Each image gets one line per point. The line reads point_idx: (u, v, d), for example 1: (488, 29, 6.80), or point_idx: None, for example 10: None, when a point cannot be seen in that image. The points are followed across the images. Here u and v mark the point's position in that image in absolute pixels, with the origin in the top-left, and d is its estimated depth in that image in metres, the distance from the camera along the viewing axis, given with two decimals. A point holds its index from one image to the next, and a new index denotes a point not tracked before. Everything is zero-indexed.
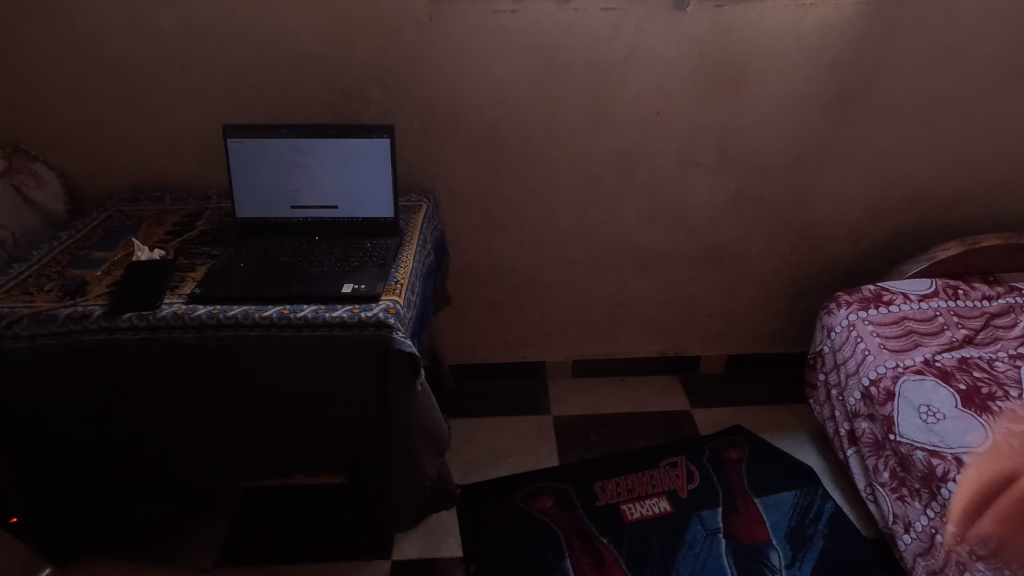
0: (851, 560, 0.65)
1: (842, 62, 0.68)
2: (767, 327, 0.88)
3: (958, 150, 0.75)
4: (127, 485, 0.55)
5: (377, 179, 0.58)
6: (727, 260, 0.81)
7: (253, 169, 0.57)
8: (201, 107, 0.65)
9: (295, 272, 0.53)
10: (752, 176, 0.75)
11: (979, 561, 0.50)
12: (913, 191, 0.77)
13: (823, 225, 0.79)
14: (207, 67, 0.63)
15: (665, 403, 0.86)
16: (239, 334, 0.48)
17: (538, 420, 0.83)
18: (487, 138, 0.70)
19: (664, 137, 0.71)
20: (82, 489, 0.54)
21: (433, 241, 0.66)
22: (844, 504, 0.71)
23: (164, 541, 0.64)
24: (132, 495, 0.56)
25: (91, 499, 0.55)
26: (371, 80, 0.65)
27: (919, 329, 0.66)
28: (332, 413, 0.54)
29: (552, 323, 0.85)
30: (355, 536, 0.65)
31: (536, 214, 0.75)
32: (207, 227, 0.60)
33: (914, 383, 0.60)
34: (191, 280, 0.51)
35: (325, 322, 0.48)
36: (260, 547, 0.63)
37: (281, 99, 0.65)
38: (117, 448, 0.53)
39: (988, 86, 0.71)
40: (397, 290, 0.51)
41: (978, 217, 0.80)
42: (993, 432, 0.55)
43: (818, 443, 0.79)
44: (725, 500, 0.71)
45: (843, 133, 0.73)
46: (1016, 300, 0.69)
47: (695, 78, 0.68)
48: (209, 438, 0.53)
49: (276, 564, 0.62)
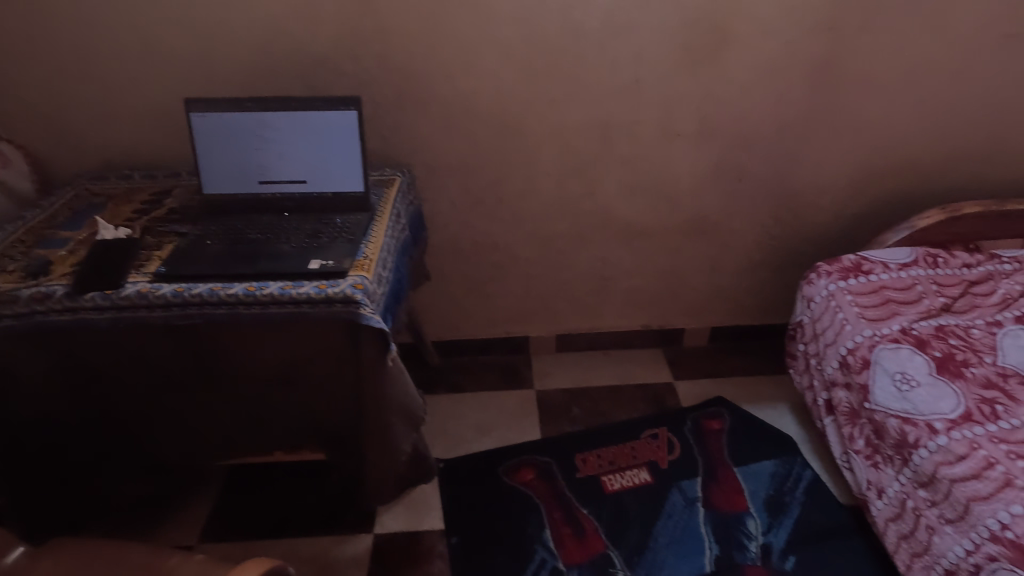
0: (830, 528, 0.64)
1: (825, 26, 0.66)
2: (752, 299, 0.87)
3: (946, 115, 0.73)
4: (104, 462, 0.57)
5: (346, 151, 0.57)
6: (709, 232, 0.80)
7: (221, 144, 0.56)
8: (170, 84, 0.65)
9: (264, 248, 0.52)
10: (734, 145, 0.73)
11: (947, 525, 0.50)
12: (899, 159, 0.76)
13: (807, 195, 0.78)
14: (177, 42, 0.62)
15: (651, 377, 0.85)
16: (205, 312, 0.47)
17: (522, 393, 0.83)
18: (461, 110, 0.69)
19: (642, 107, 0.70)
20: (61, 466, 0.56)
21: (407, 216, 0.65)
22: (823, 471, 0.71)
23: (147, 514, 0.66)
24: (111, 471, 0.57)
25: (71, 474, 0.57)
26: (341, 52, 0.64)
27: (898, 298, 0.64)
28: (306, 389, 0.53)
29: (537, 297, 0.85)
30: (339, 511, 0.67)
31: (514, 186, 0.75)
32: (176, 205, 0.60)
33: (890, 352, 0.59)
34: (157, 258, 0.51)
35: (291, 298, 0.47)
36: (245, 522, 0.65)
37: (248, 73, 0.65)
38: (93, 425, 0.54)
39: (979, 46, 0.69)
40: (366, 266, 0.50)
41: (963, 185, 0.78)
42: (965, 398, 0.54)
43: (798, 413, 0.79)
44: (705, 470, 0.71)
45: (827, 100, 0.71)
46: (995, 268, 0.66)
47: (673, 46, 0.66)
48: (183, 415, 0.54)
49: (261, 538, 0.64)
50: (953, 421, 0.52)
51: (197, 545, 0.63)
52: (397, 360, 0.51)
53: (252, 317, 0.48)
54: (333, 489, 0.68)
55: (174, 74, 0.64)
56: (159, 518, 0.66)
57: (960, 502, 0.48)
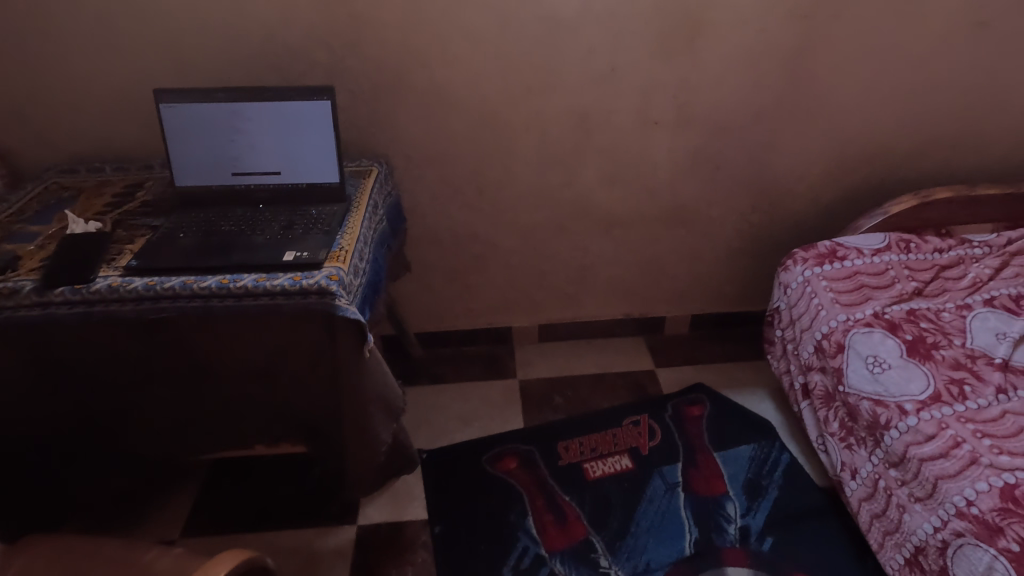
0: (806, 509, 0.66)
1: (799, 13, 0.67)
2: (731, 286, 0.88)
3: (920, 100, 0.74)
4: (82, 458, 0.56)
5: (321, 142, 0.56)
6: (689, 220, 0.81)
7: (191, 136, 0.55)
8: (139, 74, 0.63)
9: (237, 241, 0.51)
10: (711, 133, 0.74)
11: (917, 503, 0.51)
12: (873, 146, 0.77)
13: (785, 182, 0.78)
14: (145, 31, 0.61)
15: (632, 364, 0.86)
16: (178, 306, 0.47)
17: (504, 383, 0.83)
18: (438, 100, 0.68)
19: (619, 95, 0.70)
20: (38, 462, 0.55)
21: (385, 206, 0.65)
22: (799, 454, 0.72)
23: (128, 509, 0.66)
24: (88, 467, 0.57)
25: (48, 471, 0.56)
26: (315, 41, 0.63)
27: (871, 283, 0.65)
28: (284, 382, 0.53)
29: (519, 287, 0.85)
30: (322, 503, 0.67)
31: (493, 177, 0.74)
32: (148, 197, 0.59)
33: (863, 336, 0.60)
34: (129, 253, 0.50)
35: (266, 291, 0.46)
36: (228, 517, 0.65)
37: (220, 64, 0.64)
38: (68, 421, 0.53)
39: (950, 33, 0.69)
40: (341, 257, 0.49)
41: (937, 170, 0.79)
42: (935, 379, 0.55)
43: (777, 397, 0.80)
44: (685, 455, 0.72)
45: (802, 87, 0.71)
46: (966, 251, 0.67)
47: (648, 34, 0.66)
48: (161, 409, 0.54)
49: (244, 533, 0.64)
50: (922, 402, 0.53)
51: (179, 539, 0.63)
52: (375, 351, 0.51)
53: (226, 310, 0.47)
54: (316, 482, 0.68)
55: (143, 64, 0.63)
56: (140, 513, 0.65)
57: (928, 481, 0.50)
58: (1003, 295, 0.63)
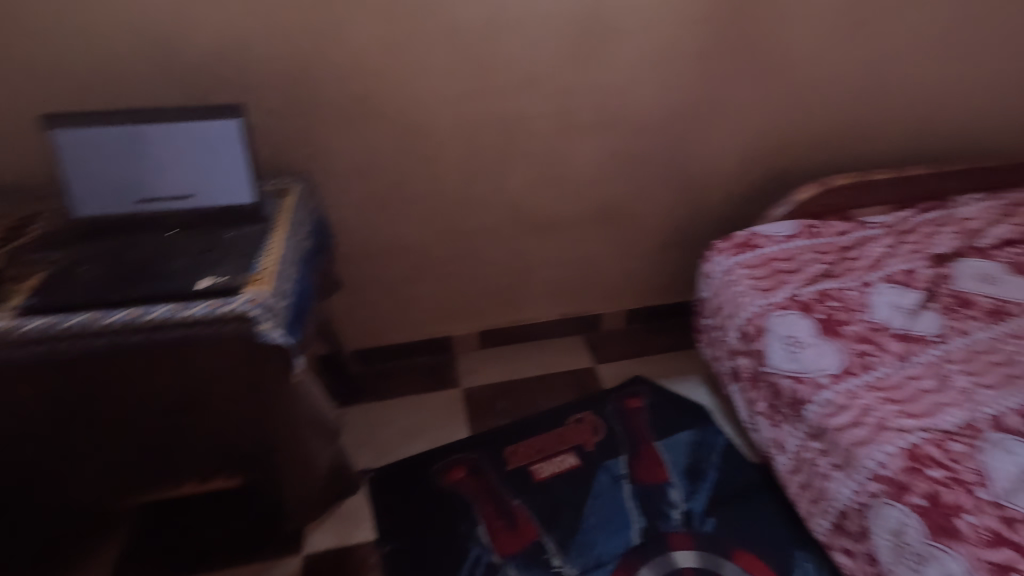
0: (743, 486, 0.69)
1: (702, 17, 0.70)
2: (662, 279, 0.91)
3: (816, 94, 0.79)
4: None
5: (233, 163, 0.54)
6: (617, 218, 0.83)
7: (88, 162, 0.52)
8: (25, 96, 0.59)
9: (146, 269, 0.48)
10: (630, 134, 0.76)
11: (836, 470, 0.55)
12: (779, 139, 0.82)
13: (702, 177, 0.82)
14: (27, 50, 0.57)
15: (574, 363, 0.88)
16: (81, 344, 0.44)
17: (448, 394, 0.83)
18: (355, 108, 0.67)
19: (539, 101, 0.71)
20: None
21: (309, 222, 0.63)
22: (733, 434, 0.76)
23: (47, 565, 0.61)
24: None
25: None
26: (219, 52, 0.61)
27: (784, 267, 0.69)
28: (208, 414, 0.51)
29: (457, 295, 0.85)
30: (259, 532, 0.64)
31: (420, 187, 0.74)
32: (44, 229, 0.55)
33: (781, 318, 0.64)
34: (20, 291, 0.47)
35: (180, 320, 0.44)
36: (161, 560, 0.62)
37: (116, 81, 0.60)
38: None
39: (839, 32, 0.75)
40: (263, 280, 0.48)
41: (837, 157, 0.85)
42: (845, 353, 0.60)
43: (711, 382, 0.83)
44: (628, 447, 0.74)
45: (711, 86, 0.75)
46: (865, 233, 0.73)
47: (561, 36, 0.68)
48: (73, 455, 0.50)
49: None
50: (834, 376, 0.58)
51: None
52: (303, 376, 0.50)
53: (137, 345, 0.45)
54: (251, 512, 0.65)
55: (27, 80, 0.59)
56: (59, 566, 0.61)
57: (845, 449, 0.54)
58: (898, 271, 0.69)
